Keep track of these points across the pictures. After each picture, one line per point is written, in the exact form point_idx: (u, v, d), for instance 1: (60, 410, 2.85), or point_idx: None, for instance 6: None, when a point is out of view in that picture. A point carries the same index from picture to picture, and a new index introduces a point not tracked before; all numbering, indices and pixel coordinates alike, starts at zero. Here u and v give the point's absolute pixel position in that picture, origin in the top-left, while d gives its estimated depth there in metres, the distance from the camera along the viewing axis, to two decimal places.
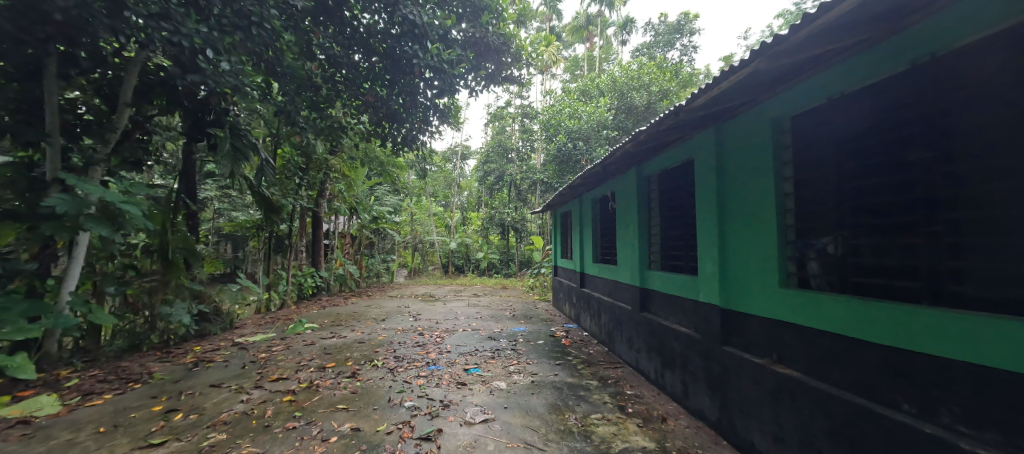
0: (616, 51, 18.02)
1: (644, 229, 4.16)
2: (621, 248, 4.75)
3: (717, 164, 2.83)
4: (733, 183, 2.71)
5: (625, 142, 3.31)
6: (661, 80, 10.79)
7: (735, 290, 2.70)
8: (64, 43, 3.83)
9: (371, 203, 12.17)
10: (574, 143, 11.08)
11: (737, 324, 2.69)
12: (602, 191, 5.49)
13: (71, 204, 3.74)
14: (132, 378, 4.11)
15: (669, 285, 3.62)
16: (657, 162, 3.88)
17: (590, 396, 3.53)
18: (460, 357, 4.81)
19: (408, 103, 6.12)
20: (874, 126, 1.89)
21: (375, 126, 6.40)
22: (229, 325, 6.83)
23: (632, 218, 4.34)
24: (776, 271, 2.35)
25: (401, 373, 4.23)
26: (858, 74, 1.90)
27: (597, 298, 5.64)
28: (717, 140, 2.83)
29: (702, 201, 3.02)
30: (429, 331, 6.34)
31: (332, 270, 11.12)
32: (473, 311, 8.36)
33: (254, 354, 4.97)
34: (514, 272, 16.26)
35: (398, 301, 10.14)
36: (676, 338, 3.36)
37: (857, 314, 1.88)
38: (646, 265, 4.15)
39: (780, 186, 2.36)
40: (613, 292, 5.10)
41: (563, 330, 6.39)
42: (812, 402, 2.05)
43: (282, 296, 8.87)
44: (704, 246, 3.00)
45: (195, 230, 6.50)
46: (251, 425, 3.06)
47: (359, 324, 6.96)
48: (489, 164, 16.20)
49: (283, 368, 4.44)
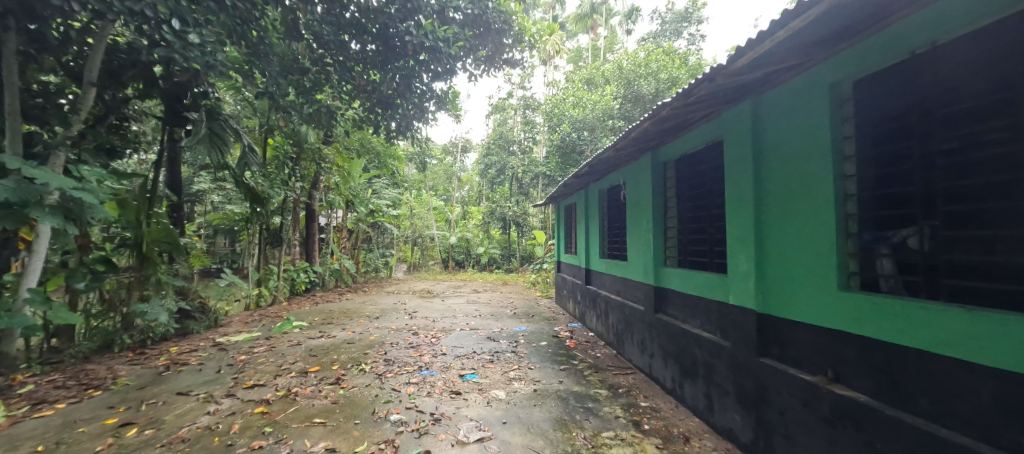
0: (621, 41, 17.41)
1: (660, 223, 3.76)
2: (631, 243, 4.36)
3: (755, 144, 2.39)
4: (773, 167, 2.29)
5: (641, 121, 2.86)
6: (670, 67, 10.13)
7: (776, 292, 2.27)
8: (21, 16, 3.48)
9: (368, 196, 11.85)
10: (578, 133, 10.68)
11: (777, 332, 2.27)
12: (610, 181, 5.08)
13: (18, 191, 3.32)
14: (93, 383, 3.75)
15: (689, 284, 3.20)
16: (675, 145, 3.47)
17: (599, 409, 3.14)
18: (455, 361, 4.40)
19: (402, 88, 5.76)
20: (982, 82, 1.46)
21: (368, 112, 6.06)
22: (214, 323, 6.53)
23: (645, 208, 3.94)
24: (833, 270, 1.92)
25: (390, 380, 3.83)
26: (958, 17, 1.47)
27: (604, 296, 5.25)
28: (754, 115, 2.40)
29: (731, 188, 2.61)
30: (425, 330, 5.98)
31: (327, 265, 10.80)
32: (472, 308, 7.98)
33: (233, 357, 4.58)
34: (515, 267, 15.92)
35: (394, 296, 9.82)
36: (699, 345, 2.94)
37: (956, 326, 1.46)
38: (660, 262, 3.75)
39: (839, 165, 1.93)
40: (622, 290, 4.70)
41: (566, 330, 5.99)
42: (888, 436, 1.64)
43: (272, 293, 8.52)
44: (734, 240, 2.58)
45: (181, 222, 6.38)
46: (212, 443, 2.67)
47: (351, 322, 6.61)
48: (489, 157, 15.84)
49: (262, 372, 4.07)
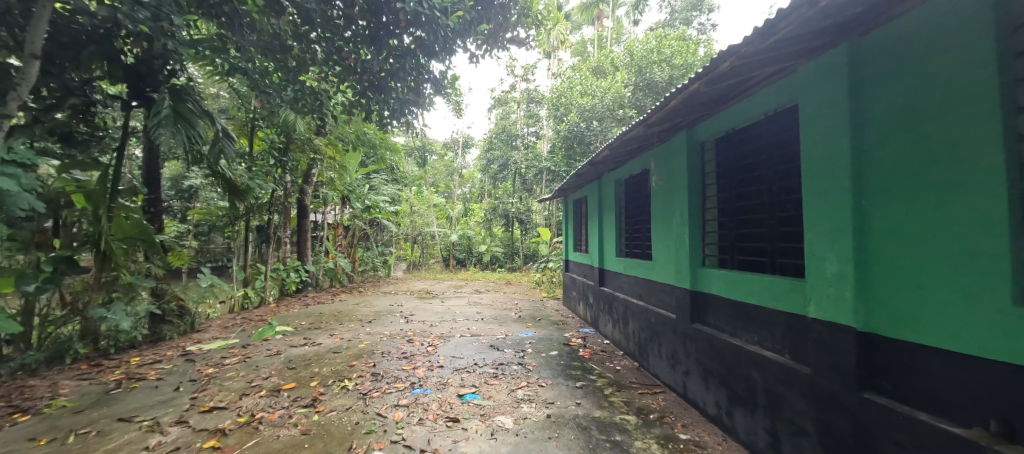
0: (628, 31, 16.64)
1: (698, 215, 3.14)
2: (657, 238, 3.74)
3: (852, 104, 1.79)
4: (883, 135, 1.68)
5: (689, 83, 2.24)
6: (685, 53, 9.48)
7: (887, 303, 1.66)
8: None
9: (364, 191, 11.25)
10: (587, 123, 10.10)
11: (889, 359, 1.67)
12: (632, 169, 4.47)
13: None
14: (24, 404, 3.17)
15: (741, 290, 2.59)
16: (718, 120, 2.87)
17: (629, 444, 2.52)
18: (454, 376, 3.80)
19: (395, 65, 5.11)
20: None
21: (357, 96, 5.40)
22: (191, 328, 5.93)
23: (677, 196, 3.32)
24: (1005, 273, 1.32)
25: (376, 401, 3.22)
26: None
27: (622, 300, 4.63)
28: (851, 66, 1.80)
29: (810, 167, 2.00)
30: (421, 336, 5.38)
31: (321, 264, 10.21)
32: (474, 311, 7.37)
33: (198, 371, 3.98)
34: (519, 266, 15.29)
35: (391, 298, 9.21)
36: (758, 367, 2.34)
37: None
38: (698, 261, 3.13)
39: (1013, 122, 1.33)
40: (645, 294, 4.09)
41: (579, 337, 5.38)
42: None
43: (259, 294, 7.93)
44: (816, 233, 1.96)
45: (158, 219, 5.78)
46: None
47: (341, 327, 6.02)
48: (492, 152, 15.23)
49: (227, 391, 3.47)
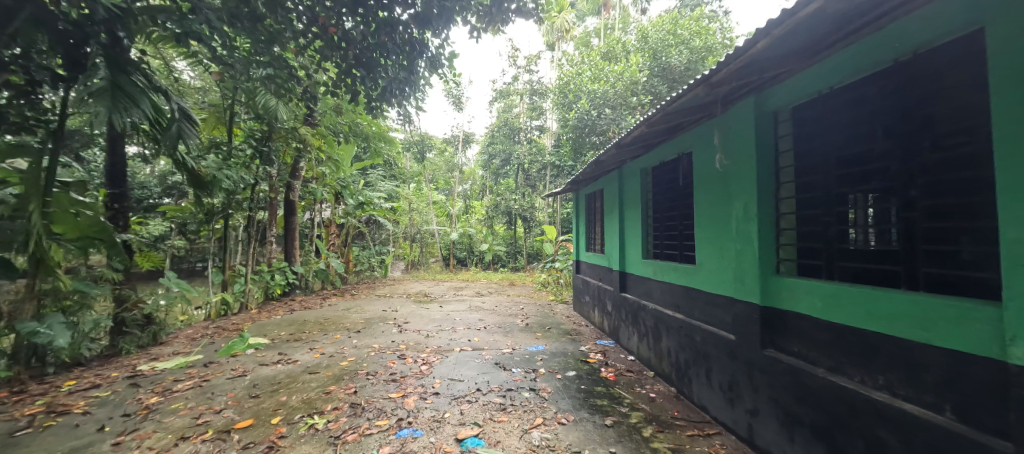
0: (635, 19, 15.85)
1: (769, 207, 2.39)
2: (706, 237, 3.00)
3: None
4: None
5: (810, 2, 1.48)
6: (704, 34, 8.72)
7: None
8: None
9: (358, 187, 10.52)
10: (597, 111, 9.37)
11: None
12: (664, 153, 3.74)
13: None
14: None
15: (852, 311, 1.85)
16: (806, 79, 2.13)
17: None
18: (452, 408, 3.06)
19: (382, 38, 4.24)
20: None
21: (340, 77, 4.53)
22: (155, 340, 5.19)
23: (737, 182, 2.58)
24: None
25: (350, 449, 2.49)
26: None
27: (652, 311, 3.88)
28: None
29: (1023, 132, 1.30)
30: (416, 351, 4.65)
31: (311, 265, 9.49)
32: (476, 318, 6.62)
33: (138, 401, 3.24)
34: (522, 265, 14.63)
35: (386, 301, 8.52)
36: (895, 427, 1.63)
37: None
38: (771, 267, 2.39)
39: None
40: (683, 306, 3.35)
41: (597, 351, 4.64)
42: None
43: (239, 299, 7.21)
44: None
45: (123, 217, 4.92)
46: None
47: (325, 338, 5.29)
48: (494, 145, 14.41)
49: (163, 433, 2.73)
